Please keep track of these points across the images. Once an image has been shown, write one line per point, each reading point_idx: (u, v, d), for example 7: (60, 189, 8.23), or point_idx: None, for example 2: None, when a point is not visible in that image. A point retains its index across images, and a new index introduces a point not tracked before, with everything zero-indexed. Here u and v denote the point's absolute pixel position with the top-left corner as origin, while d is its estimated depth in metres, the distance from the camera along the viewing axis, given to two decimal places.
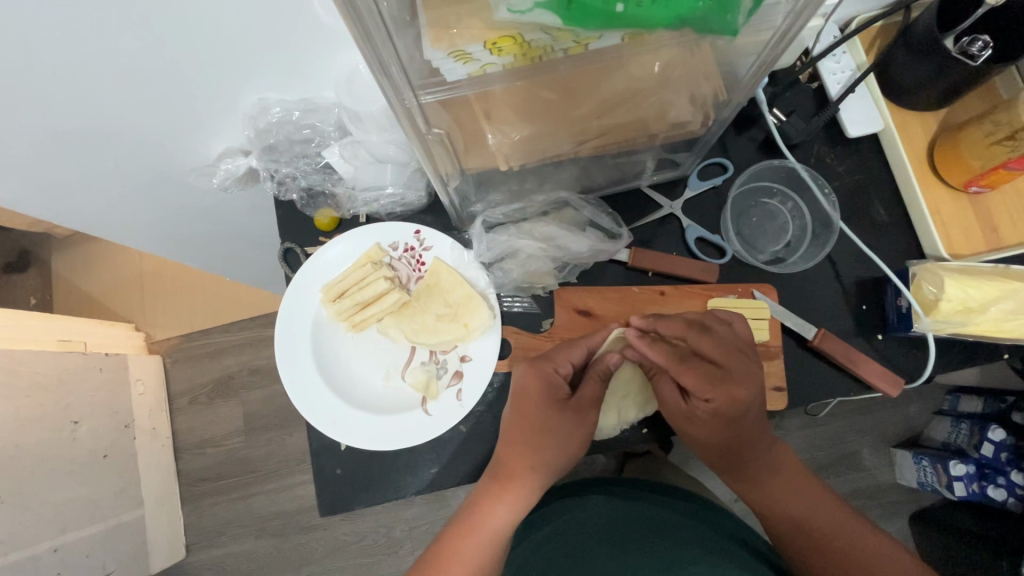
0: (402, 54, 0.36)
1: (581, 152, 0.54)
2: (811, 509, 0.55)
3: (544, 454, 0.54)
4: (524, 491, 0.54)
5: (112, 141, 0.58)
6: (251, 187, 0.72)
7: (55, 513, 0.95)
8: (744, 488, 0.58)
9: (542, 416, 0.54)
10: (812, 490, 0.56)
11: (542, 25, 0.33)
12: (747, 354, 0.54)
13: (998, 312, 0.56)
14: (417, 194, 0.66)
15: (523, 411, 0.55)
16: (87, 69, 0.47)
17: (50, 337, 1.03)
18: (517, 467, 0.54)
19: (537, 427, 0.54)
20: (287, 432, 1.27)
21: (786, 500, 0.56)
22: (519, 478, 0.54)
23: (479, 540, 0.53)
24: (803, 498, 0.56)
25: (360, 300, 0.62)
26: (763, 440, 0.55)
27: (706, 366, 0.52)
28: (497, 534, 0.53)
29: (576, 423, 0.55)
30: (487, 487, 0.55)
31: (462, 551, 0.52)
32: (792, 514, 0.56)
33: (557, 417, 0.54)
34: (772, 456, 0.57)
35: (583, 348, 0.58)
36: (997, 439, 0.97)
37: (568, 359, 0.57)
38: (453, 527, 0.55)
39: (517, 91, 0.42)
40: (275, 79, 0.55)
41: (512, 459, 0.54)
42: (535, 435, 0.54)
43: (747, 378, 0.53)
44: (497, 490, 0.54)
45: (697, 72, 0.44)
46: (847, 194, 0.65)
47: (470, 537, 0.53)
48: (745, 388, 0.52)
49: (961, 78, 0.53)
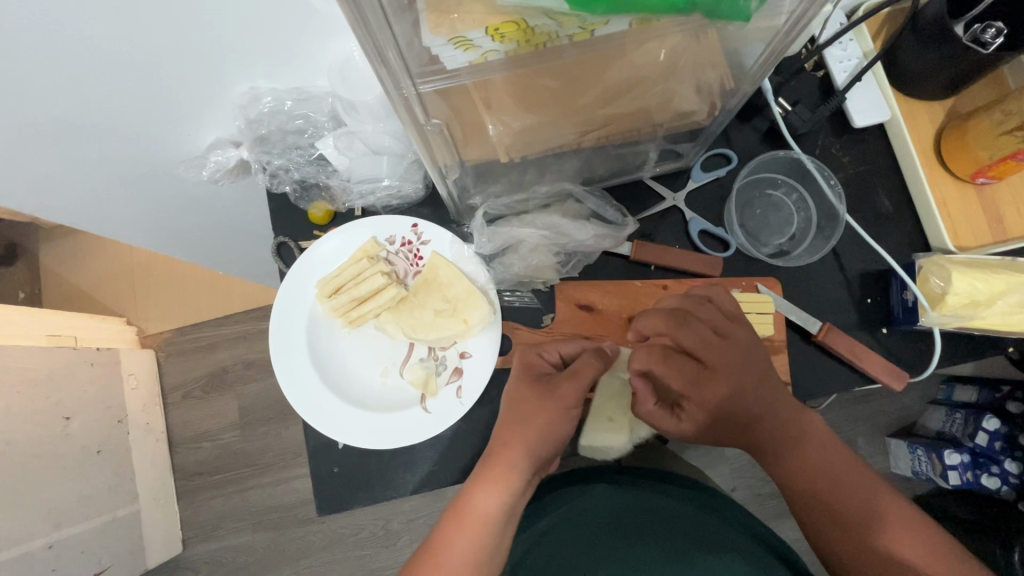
0: (400, 41, 0.34)
1: (584, 142, 0.52)
2: (833, 487, 0.52)
3: (523, 433, 0.53)
4: (511, 478, 0.51)
5: (95, 132, 0.55)
6: (241, 179, 0.69)
7: (49, 509, 0.93)
8: (767, 464, 0.55)
9: (518, 393, 0.55)
10: (837, 469, 0.53)
11: (548, 9, 0.32)
12: (733, 335, 0.52)
13: (1005, 305, 0.55)
14: (415, 187, 0.64)
15: (509, 393, 0.56)
16: (66, 58, 0.44)
17: (39, 332, 1.01)
18: (500, 446, 0.52)
19: (517, 407, 0.54)
20: (283, 426, 1.26)
21: (803, 477, 0.53)
22: (502, 461, 0.52)
23: (471, 528, 0.50)
24: (825, 472, 0.52)
25: (357, 295, 0.60)
26: (775, 406, 0.53)
27: (692, 366, 0.51)
28: (488, 520, 0.50)
29: (555, 404, 0.53)
30: (473, 475, 0.52)
31: (454, 540, 0.49)
32: (808, 489, 0.52)
33: (536, 394, 0.54)
34: (790, 426, 0.53)
35: (575, 342, 0.58)
36: (991, 428, 0.98)
37: (556, 349, 0.58)
38: (445, 516, 0.52)
39: (518, 81, 0.41)
40: (267, 68, 0.53)
41: (496, 441, 0.53)
42: (521, 413, 0.53)
43: (738, 365, 0.51)
44: (485, 475, 0.51)
45: (705, 59, 0.43)
46: (852, 185, 0.64)
47: (461, 522, 0.50)
48: (734, 371, 0.51)
49: (971, 67, 0.52)
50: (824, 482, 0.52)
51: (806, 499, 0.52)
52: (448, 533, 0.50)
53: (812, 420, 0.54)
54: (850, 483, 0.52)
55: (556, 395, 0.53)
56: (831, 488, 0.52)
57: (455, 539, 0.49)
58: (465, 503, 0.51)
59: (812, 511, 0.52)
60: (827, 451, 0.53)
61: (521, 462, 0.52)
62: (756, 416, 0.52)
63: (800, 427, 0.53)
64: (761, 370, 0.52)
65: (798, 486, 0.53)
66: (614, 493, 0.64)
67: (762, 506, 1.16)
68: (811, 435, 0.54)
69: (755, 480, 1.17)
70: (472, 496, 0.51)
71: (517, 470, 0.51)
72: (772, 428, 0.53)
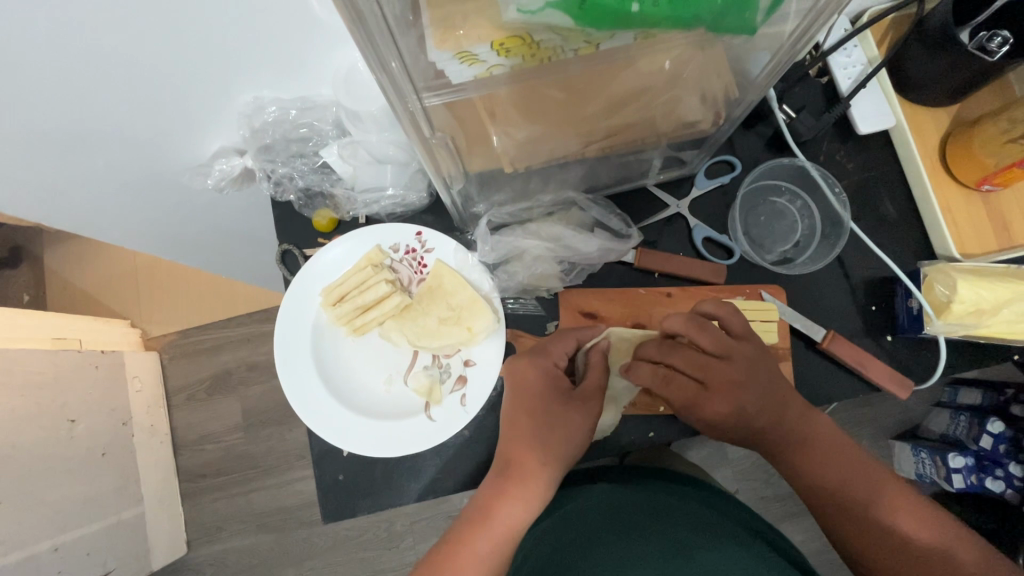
0: (405, 56, 0.34)
1: (588, 152, 0.52)
2: (845, 480, 0.50)
3: (557, 450, 0.51)
4: (538, 490, 0.50)
5: (100, 140, 0.55)
6: (246, 187, 0.70)
7: (54, 512, 0.94)
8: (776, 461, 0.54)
9: (551, 414, 0.52)
10: (854, 464, 0.51)
11: (552, 25, 0.32)
12: (735, 354, 0.52)
13: (1009, 314, 0.55)
14: (419, 195, 0.64)
15: (526, 406, 0.53)
16: (72, 68, 0.45)
17: (43, 335, 1.02)
18: (534, 466, 0.51)
19: (545, 426, 0.52)
20: (287, 428, 1.26)
21: (818, 475, 0.51)
22: (534, 478, 0.50)
23: (495, 538, 0.48)
24: (834, 462, 0.51)
25: (361, 304, 0.60)
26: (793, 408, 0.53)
27: (688, 386, 0.52)
28: (512, 532, 0.48)
29: (586, 419, 0.53)
30: (496, 485, 0.50)
31: (477, 551, 0.47)
32: (826, 484, 0.51)
33: (570, 412, 0.53)
34: (802, 425, 0.52)
35: (573, 339, 0.57)
36: (996, 431, 0.97)
37: (564, 352, 0.57)
38: (461, 524, 0.50)
39: (522, 94, 0.41)
40: (271, 77, 0.53)
41: (525, 455, 0.51)
42: (546, 430, 0.52)
43: (745, 384, 0.51)
44: (509, 488, 0.50)
45: (711, 69, 0.43)
46: (856, 192, 0.64)
47: (482, 533, 0.48)
48: (732, 398, 0.51)
49: (976, 73, 0.52)
50: (839, 478, 0.50)
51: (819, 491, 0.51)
52: (470, 544, 0.48)
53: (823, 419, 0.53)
54: (862, 475, 0.50)
55: (587, 409, 0.54)
56: (851, 484, 0.50)
57: (479, 550, 0.47)
58: (486, 512, 0.49)
59: (827, 504, 0.50)
60: (837, 443, 0.52)
61: (551, 480, 0.51)
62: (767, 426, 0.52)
63: (812, 425, 0.52)
64: (771, 389, 0.52)
65: (805, 478, 0.52)
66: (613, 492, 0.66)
67: (766, 510, 1.16)
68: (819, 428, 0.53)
69: (758, 482, 1.17)
70: (497, 506, 0.49)
71: (546, 488, 0.51)
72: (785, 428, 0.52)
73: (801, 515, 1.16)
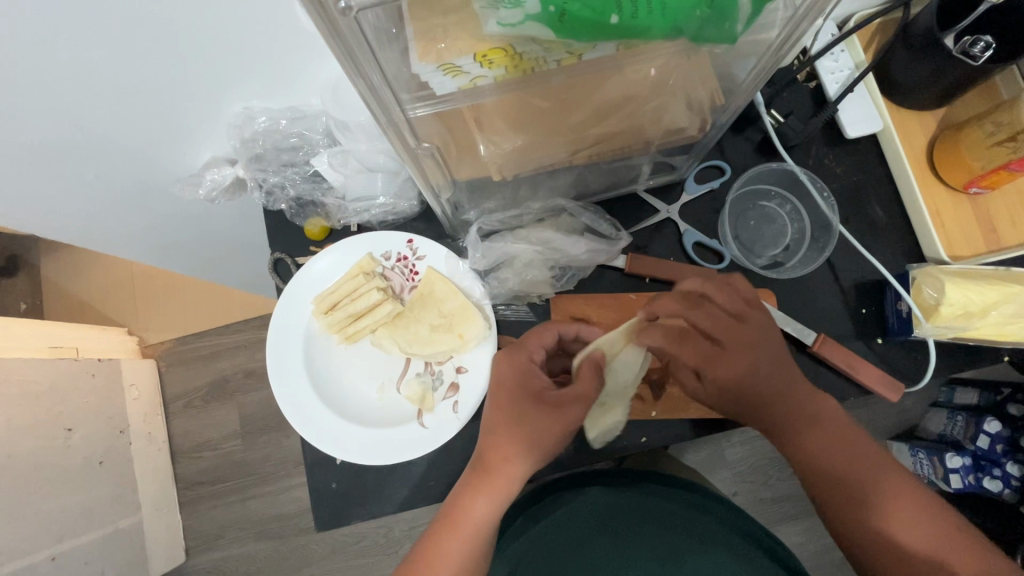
0: (389, 69, 0.34)
1: (575, 161, 0.53)
2: (843, 466, 0.51)
3: (526, 448, 0.50)
4: (504, 485, 0.50)
5: (90, 151, 0.56)
6: (238, 196, 0.70)
7: (52, 521, 0.94)
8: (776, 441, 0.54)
9: (519, 409, 0.50)
10: (855, 451, 0.51)
11: (534, 37, 0.32)
12: (752, 316, 0.51)
13: (998, 316, 0.55)
14: (409, 203, 0.65)
15: (499, 400, 0.52)
16: (57, 82, 0.45)
17: (40, 343, 1.01)
18: (499, 460, 0.50)
19: (514, 423, 0.50)
20: (284, 435, 1.26)
21: (815, 461, 0.52)
22: (499, 474, 0.50)
23: (465, 535, 0.49)
24: (842, 455, 0.51)
25: (353, 312, 0.61)
26: (795, 385, 0.51)
27: (702, 344, 0.50)
28: (479, 529, 0.49)
29: (560, 420, 0.50)
30: (469, 481, 0.51)
31: (449, 549, 0.49)
32: (824, 470, 0.51)
33: (538, 410, 0.50)
34: (807, 408, 0.52)
35: (555, 332, 0.57)
36: (992, 431, 0.99)
37: (540, 345, 0.56)
38: (437, 521, 0.51)
39: (509, 103, 0.41)
40: (259, 87, 0.53)
41: (493, 452, 0.50)
42: (513, 426, 0.50)
43: (756, 346, 0.50)
44: (478, 484, 0.50)
45: (693, 75, 0.43)
46: (845, 195, 0.64)
47: (452, 530, 0.49)
48: (746, 358, 0.49)
49: (962, 77, 0.52)
50: (839, 464, 0.51)
51: (818, 477, 0.52)
52: (442, 543, 0.49)
53: (826, 407, 0.53)
54: (862, 465, 0.51)
55: (563, 412, 0.50)
56: (850, 472, 0.51)
57: (448, 548, 0.49)
58: (457, 512, 0.49)
59: (824, 490, 0.51)
60: (838, 432, 0.52)
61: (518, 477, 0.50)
62: (782, 400, 0.51)
63: (816, 410, 0.52)
64: (780, 356, 0.51)
65: (812, 469, 0.52)
66: (607, 495, 0.64)
67: (765, 511, 1.16)
68: (826, 419, 0.52)
69: (756, 485, 1.17)
70: (466, 504, 0.49)
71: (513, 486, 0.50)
72: (794, 404, 0.51)
73: (799, 517, 1.16)
